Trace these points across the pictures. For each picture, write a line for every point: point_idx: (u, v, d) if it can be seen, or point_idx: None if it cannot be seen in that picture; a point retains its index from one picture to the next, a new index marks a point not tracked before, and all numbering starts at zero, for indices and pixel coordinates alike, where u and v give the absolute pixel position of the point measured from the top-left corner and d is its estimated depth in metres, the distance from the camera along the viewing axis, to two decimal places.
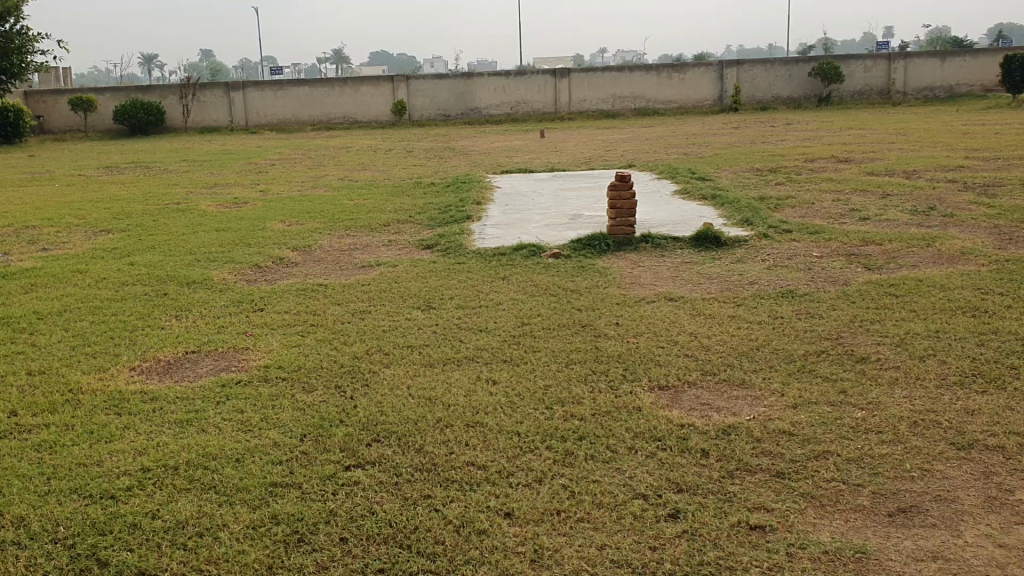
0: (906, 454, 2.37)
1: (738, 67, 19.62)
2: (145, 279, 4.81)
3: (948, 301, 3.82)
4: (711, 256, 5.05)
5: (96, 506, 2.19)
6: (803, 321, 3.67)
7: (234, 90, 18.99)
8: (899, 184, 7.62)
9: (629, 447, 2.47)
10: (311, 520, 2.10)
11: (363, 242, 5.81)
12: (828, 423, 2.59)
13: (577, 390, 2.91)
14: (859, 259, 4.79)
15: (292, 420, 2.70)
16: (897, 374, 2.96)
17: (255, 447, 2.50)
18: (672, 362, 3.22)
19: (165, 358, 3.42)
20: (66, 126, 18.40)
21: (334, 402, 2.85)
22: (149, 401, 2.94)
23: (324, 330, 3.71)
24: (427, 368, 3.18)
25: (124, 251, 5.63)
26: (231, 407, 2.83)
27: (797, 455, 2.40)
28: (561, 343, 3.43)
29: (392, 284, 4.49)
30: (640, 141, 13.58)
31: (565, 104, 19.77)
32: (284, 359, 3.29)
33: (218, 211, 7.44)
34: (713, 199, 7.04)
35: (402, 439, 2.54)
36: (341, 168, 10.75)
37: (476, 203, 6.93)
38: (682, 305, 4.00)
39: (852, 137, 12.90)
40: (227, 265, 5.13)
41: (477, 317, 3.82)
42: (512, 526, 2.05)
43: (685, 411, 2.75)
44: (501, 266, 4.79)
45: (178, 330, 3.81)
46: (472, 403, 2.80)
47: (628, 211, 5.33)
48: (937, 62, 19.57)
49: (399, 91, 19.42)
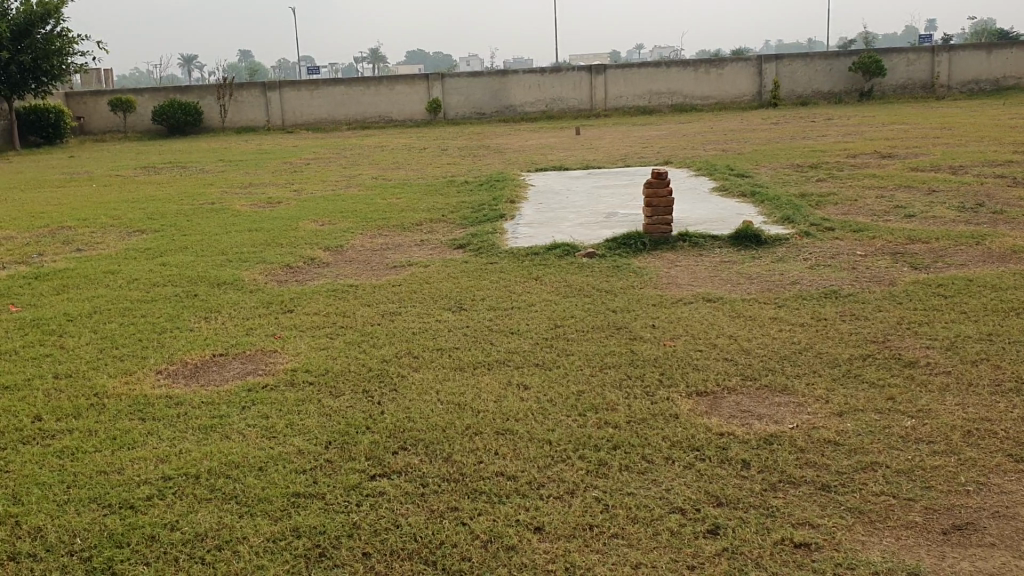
0: (961, 466, 2.24)
1: (778, 62, 19.35)
2: (176, 280, 4.78)
3: (1001, 302, 3.66)
4: (751, 255, 4.91)
5: (115, 515, 2.13)
6: (848, 323, 3.53)
7: (271, 90, 19.08)
8: (946, 180, 7.40)
9: (666, 457, 2.36)
10: (333, 534, 2.02)
11: (395, 241, 5.75)
12: (876, 432, 2.46)
13: (611, 395, 2.81)
14: (905, 258, 4.63)
15: (317, 426, 2.63)
16: (948, 380, 2.82)
17: (279, 455, 2.43)
18: (710, 366, 3.10)
19: (192, 361, 3.37)
20: (105, 127, 18.61)
21: (361, 407, 2.78)
22: (174, 405, 2.88)
23: (354, 331, 3.64)
24: (456, 372, 3.09)
25: (157, 252, 5.61)
26: (256, 412, 2.77)
27: (843, 466, 2.28)
28: (595, 347, 3.32)
29: (423, 285, 4.42)
30: (677, 137, 13.41)
31: (601, 101, 19.62)
32: (312, 363, 3.22)
33: (252, 211, 7.43)
34: (752, 196, 6.89)
35: (431, 447, 2.46)
36: (375, 166, 10.73)
37: (509, 201, 6.85)
38: (721, 306, 3.88)
39: (895, 131, 12.64)
40: (257, 266, 5.09)
41: (509, 319, 3.74)
42: (542, 542, 1.96)
43: (724, 419, 2.64)
44: (535, 266, 4.70)
45: (205, 332, 3.76)
46: (503, 409, 2.71)
47: (664, 209, 5.20)
48: (983, 54, 19.14)
49: (434, 90, 19.39)
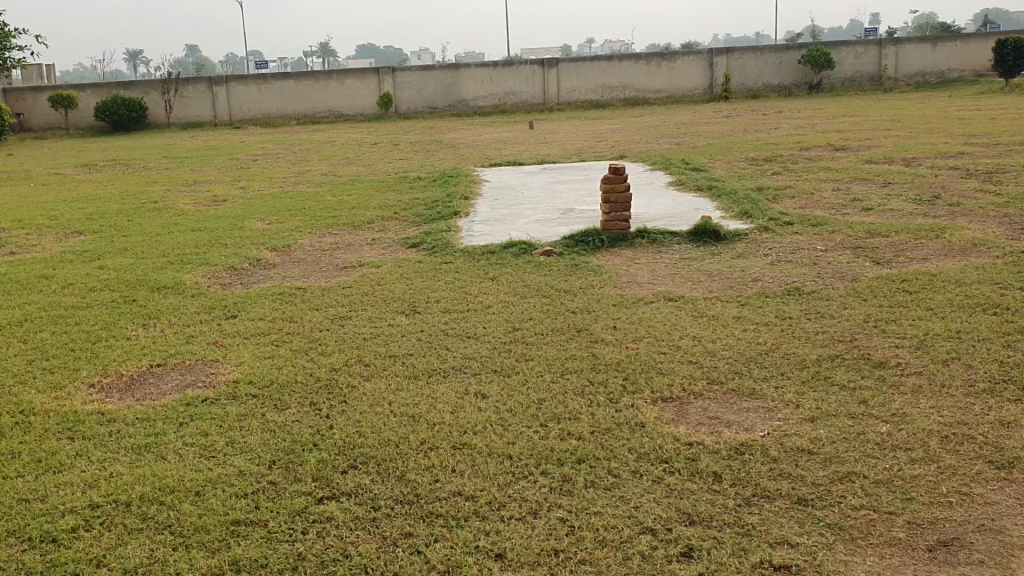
0: (942, 475, 2.14)
1: (728, 55, 19.40)
2: (115, 284, 4.54)
3: (966, 297, 3.58)
4: (711, 251, 4.80)
5: (34, 551, 1.95)
6: (813, 321, 3.43)
7: (217, 85, 18.68)
8: (900, 173, 7.38)
9: (633, 471, 2.23)
10: (276, 568, 1.85)
11: (345, 241, 5.56)
12: (850, 439, 2.36)
13: (574, 403, 2.67)
14: (866, 252, 4.55)
15: (260, 444, 2.45)
16: (921, 382, 2.72)
17: (218, 477, 2.26)
18: (674, 370, 2.97)
19: (127, 373, 3.16)
20: (45, 124, 18.07)
21: (308, 422, 2.60)
22: (105, 423, 2.68)
23: (300, 338, 3.46)
24: (411, 382, 2.93)
25: (95, 254, 5.35)
26: (195, 429, 2.58)
27: (819, 477, 2.17)
28: (555, 351, 3.18)
29: (375, 287, 4.25)
30: (631, 131, 13.34)
31: (554, 95, 19.50)
32: (256, 373, 3.04)
33: (197, 209, 7.18)
34: (709, 190, 6.80)
35: (383, 465, 2.30)
36: (325, 162, 10.51)
37: (463, 198, 6.69)
38: (683, 305, 3.76)
39: (846, 124, 12.70)
40: (200, 268, 4.87)
41: (465, 323, 3.58)
42: (504, 571, 1.82)
43: (693, 427, 2.51)
44: (490, 265, 4.55)
45: (143, 340, 3.55)
46: (460, 422, 2.56)
47: (622, 205, 5.08)
48: (928, 47, 19.36)
49: (385, 84, 19.09)
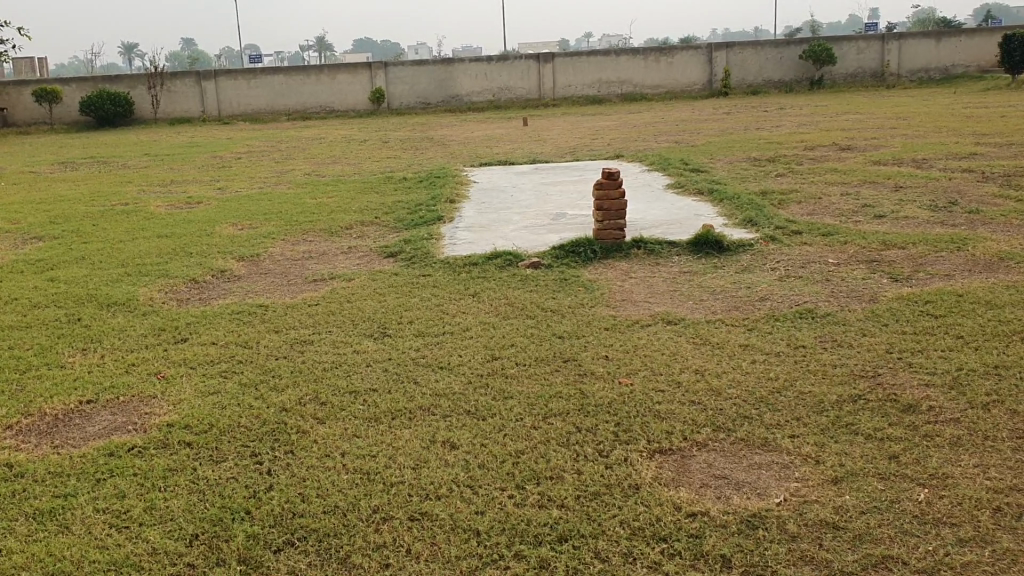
0: (998, 564, 1.77)
1: (728, 50, 18.99)
2: (62, 300, 4.15)
3: (999, 323, 3.20)
4: (713, 264, 4.43)
5: None
6: (829, 352, 3.05)
7: (206, 79, 18.23)
8: (911, 175, 7.02)
9: (624, 553, 1.85)
10: None
11: (318, 249, 5.16)
12: (883, 510, 1.98)
13: (556, 457, 2.29)
14: (882, 267, 4.18)
15: (183, 510, 2.07)
16: (960, 432, 2.34)
17: (127, 558, 1.88)
18: (674, 413, 2.58)
19: (51, 413, 2.76)
20: (29, 119, 17.61)
21: (245, 480, 2.22)
22: (10, 480, 2.29)
23: (252, 369, 3.07)
24: (370, 426, 2.54)
25: (48, 265, 4.94)
26: (112, 489, 2.20)
27: (847, 564, 1.79)
28: (538, 387, 2.80)
29: (344, 304, 3.86)
30: (629, 128, 12.96)
31: (549, 90, 19.08)
32: (195, 415, 2.65)
33: (167, 213, 6.78)
34: (710, 193, 6.43)
35: (324, 542, 1.92)
36: (310, 161, 10.12)
37: (449, 202, 6.30)
38: (683, 329, 3.38)
39: (850, 122, 12.32)
40: (159, 280, 4.49)
41: (439, 350, 3.19)
42: None
43: (695, 490, 2.13)
44: (472, 279, 4.17)
45: (77, 369, 3.16)
46: (422, 481, 2.18)
47: (617, 213, 4.70)
48: (932, 42, 18.95)
49: (378, 79, 18.69)
